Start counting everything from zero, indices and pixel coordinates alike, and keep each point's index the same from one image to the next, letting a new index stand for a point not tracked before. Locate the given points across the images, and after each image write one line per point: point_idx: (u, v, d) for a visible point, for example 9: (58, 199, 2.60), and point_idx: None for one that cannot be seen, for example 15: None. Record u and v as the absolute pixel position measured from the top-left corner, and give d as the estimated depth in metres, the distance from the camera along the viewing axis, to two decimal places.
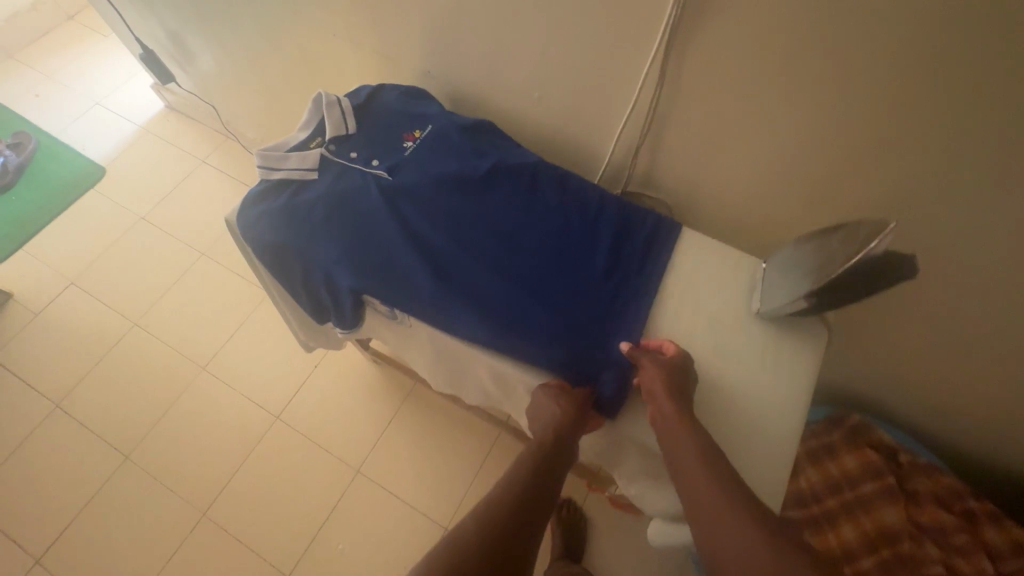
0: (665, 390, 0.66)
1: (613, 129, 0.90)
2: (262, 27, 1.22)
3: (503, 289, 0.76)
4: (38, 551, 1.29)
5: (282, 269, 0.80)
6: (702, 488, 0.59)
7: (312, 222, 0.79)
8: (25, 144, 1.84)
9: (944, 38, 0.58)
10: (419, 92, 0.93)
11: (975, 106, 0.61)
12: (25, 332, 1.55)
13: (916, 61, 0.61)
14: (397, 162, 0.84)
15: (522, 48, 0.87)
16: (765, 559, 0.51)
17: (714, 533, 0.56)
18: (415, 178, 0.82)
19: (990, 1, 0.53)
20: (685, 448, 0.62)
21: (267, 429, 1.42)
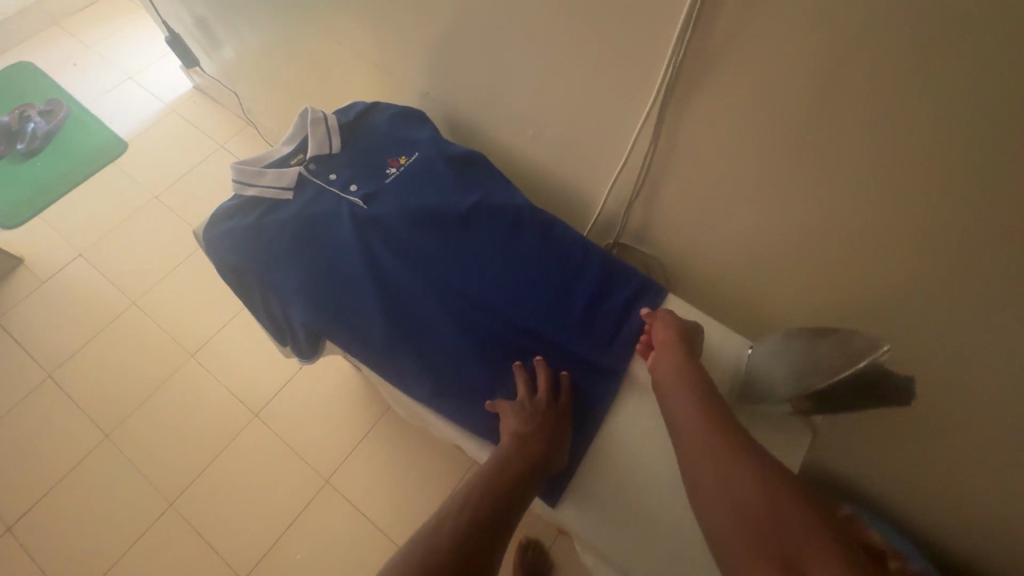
0: (666, 336, 0.68)
1: (608, 177, 0.85)
2: (278, 28, 1.21)
3: (463, 343, 0.72)
4: (12, 516, 1.32)
5: (252, 276, 0.76)
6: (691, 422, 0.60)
7: (276, 247, 0.76)
8: (56, 112, 1.88)
9: (954, 140, 0.52)
10: (412, 113, 0.89)
11: (989, 215, 0.54)
12: (30, 299, 1.58)
13: (921, 158, 0.55)
14: (375, 190, 0.79)
15: (519, 81, 0.83)
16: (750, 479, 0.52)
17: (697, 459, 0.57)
18: (391, 210, 0.78)
19: (1004, 108, 0.47)
20: (679, 388, 0.63)
21: (245, 426, 1.42)
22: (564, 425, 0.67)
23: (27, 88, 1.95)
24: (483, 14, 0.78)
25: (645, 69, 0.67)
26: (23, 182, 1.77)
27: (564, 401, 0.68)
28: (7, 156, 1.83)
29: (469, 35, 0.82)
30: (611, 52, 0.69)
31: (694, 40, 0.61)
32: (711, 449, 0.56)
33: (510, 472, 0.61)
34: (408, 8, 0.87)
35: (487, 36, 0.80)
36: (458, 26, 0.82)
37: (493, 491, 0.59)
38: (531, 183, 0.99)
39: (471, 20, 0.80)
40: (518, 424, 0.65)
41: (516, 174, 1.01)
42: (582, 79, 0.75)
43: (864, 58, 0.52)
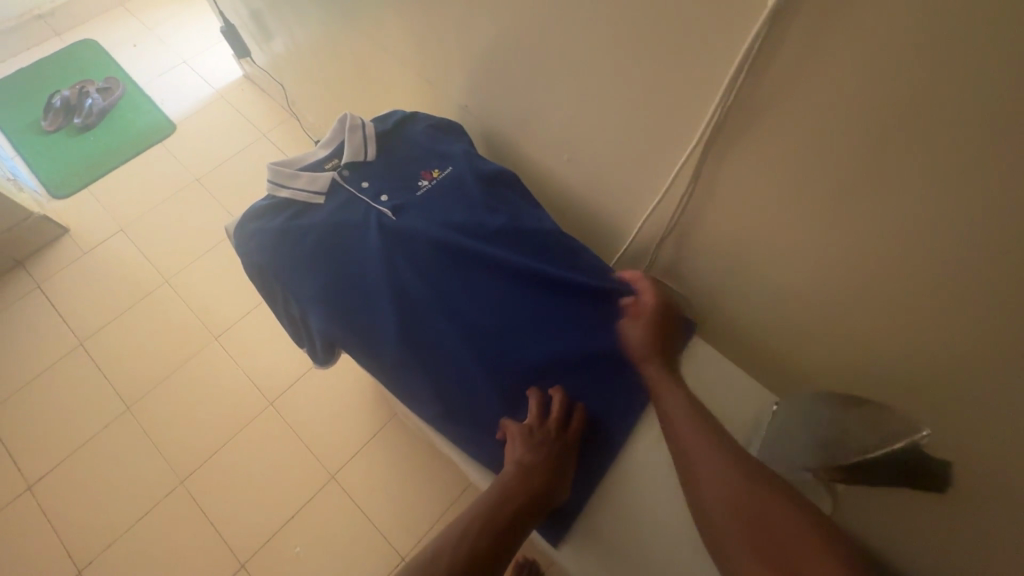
0: (644, 340, 0.70)
1: (643, 210, 0.83)
2: (329, 30, 1.24)
3: (475, 366, 0.71)
4: (32, 478, 1.37)
5: (278, 276, 0.77)
6: (690, 437, 0.60)
7: (301, 251, 0.76)
8: (113, 90, 1.95)
9: (1013, 214, 0.48)
10: (449, 126, 0.88)
11: None
12: (70, 268, 1.64)
13: (976, 229, 0.51)
14: (404, 201, 0.80)
15: (560, 105, 0.82)
16: (753, 501, 0.53)
17: (701, 478, 0.57)
18: (417, 224, 0.77)
19: None
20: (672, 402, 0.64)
21: (259, 413, 1.44)
22: (570, 457, 0.65)
23: (89, 65, 2.03)
24: (531, 36, 0.77)
25: (692, 108, 0.65)
26: (76, 155, 1.84)
27: (573, 433, 0.66)
28: (64, 128, 1.90)
29: (515, 56, 0.82)
30: (657, 88, 0.67)
31: (745, 84, 0.59)
32: (717, 470, 0.57)
33: (511, 502, 0.59)
34: (457, 24, 0.87)
35: (533, 58, 0.80)
36: (505, 47, 0.82)
37: (495, 518, 0.57)
38: (564, 206, 0.98)
39: (518, 41, 0.79)
40: (527, 449, 0.63)
41: (549, 195, 1.00)
42: (624, 111, 0.73)
43: (926, 122, 0.49)
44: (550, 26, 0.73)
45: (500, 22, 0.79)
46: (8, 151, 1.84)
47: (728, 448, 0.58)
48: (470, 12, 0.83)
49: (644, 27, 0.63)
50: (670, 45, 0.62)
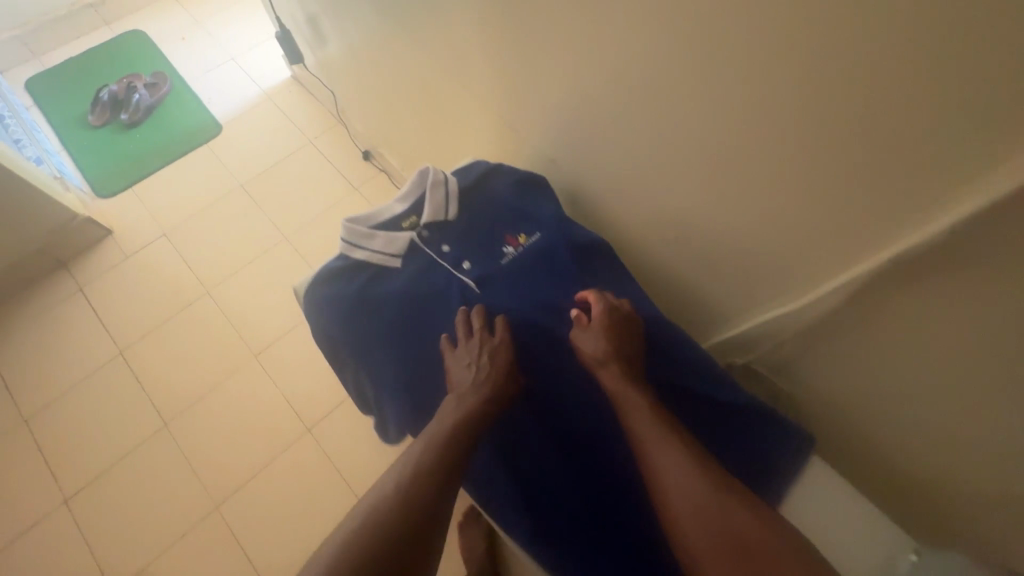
0: (601, 327, 0.67)
1: (772, 297, 0.77)
2: (399, 50, 1.17)
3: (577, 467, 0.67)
4: (68, 491, 1.35)
5: (354, 353, 0.72)
6: (646, 429, 0.60)
7: (381, 324, 0.71)
8: (160, 85, 1.91)
9: None
10: (535, 180, 0.81)
11: None
12: (113, 272, 1.62)
13: None
14: (487, 273, 0.73)
15: (685, 175, 0.75)
16: (705, 498, 0.55)
17: (658, 469, 0.58)
18: (504, 301, 0.71)
19: None
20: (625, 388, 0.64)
21: (297, 438, 1.40)
22: (507, 366, 0.66)
23: (136, 58, 1.99)
24: (662, 102, 0.70)
25: (870, 210, 0.59)
26: (121, 153, 1.81)
27: (503, 340, 0.68)
28: (110, 124, 1.86)
29: (637, 118, 0.75)
30: (825, 183, 0.61)
31: (939, 194, 0.53)
32: (669, 461, 0.58)
33: (447, 460, 0.59)
34: (563, 72, 0.80)
35: (659, 123, 0.73)
36: (626, 106, 0.75)
37: (441, 460, 0.59)
38: (659, 266, 0.92)
39: (645, 104, 0.72)
40: (459, 381, 0.66)
41: (643, 253, 0.93)
42: (770, 196, 0.67)
43: None
44: (692, 99, 0.66)
45: (625, 80, 0.72)
46: (54, 145, 1.81)
47: (688, 448, 0.59)
48: (587, 65, 0.76)
49: (825, 118, 0.56)
50: (837, 143, 0.57)
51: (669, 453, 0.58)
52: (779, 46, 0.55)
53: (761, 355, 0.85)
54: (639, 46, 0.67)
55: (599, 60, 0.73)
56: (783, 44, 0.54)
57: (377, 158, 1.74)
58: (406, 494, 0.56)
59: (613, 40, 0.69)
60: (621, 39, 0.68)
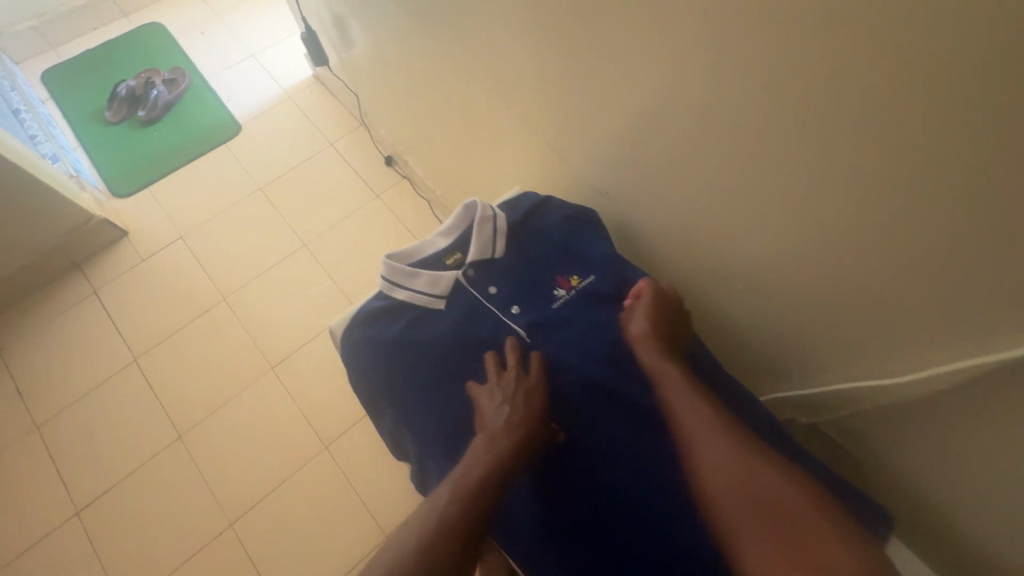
0: (643, 315, 0.68)
1: (850, 351, 0.72)
2: (434, 61, 1.11)
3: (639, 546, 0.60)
4: (80, 503, 1.32)
5: (397, 404, 0.68)
6: (687, 412, 0.61)
7: (424, 373, 0.67)
8: (179, 82, 1.86)
9: None
10: (587, 217, 0.77)
11: None
12: (128, 275, 1.58)
13: None
14: (538, 318, 0.69)
15: (756, 218, 0.70)
16: (744, 474, 0.55)
17: (699, 448, 0.58)
18: (556, 349, 0.68)
19: None
20: (670, 373, 0.64)
21: (314, 455, 1.36)
22: (541, 405, 0.63)
23: (154, 52, 1.94)
24: (738, 141, 0.65)
25: (979, 274, 0.53)
26: (138, 151, 1.76)
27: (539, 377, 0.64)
28: (127, 120, 1.82)
29: (705, 155, 0.70)
30: (915, 242, 0.56)
31: None
32: (709, 441, 0.58)
33: (497, 461, 0.58)
34: (623, 99, 0.75)
35: (731, 163, 0.67)
36: (693, 142, 0.70)
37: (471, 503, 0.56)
38: (711, 305, 0.87)
39: (716, 141, 0.67)
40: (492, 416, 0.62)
41: (697, 289, 0.88)
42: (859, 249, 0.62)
43: None
44: (772, 142, 0.61)
45: (695, 114, 0.67)
46: (70, 141, 1.77)
47: (730, 428, 0.59)
48: (652, 96, 0.70)
49: (935, 176, 0.51)
50: (933, 202, 0.52)
51: (710, 431, 0.58)
52: (889, 99, 0.49)
53: (823, 403, 0.80)
54: (717, 81, 0.62)
55: (667, 92, 0.68)
56: (891, 97, 0.49)
57: (400, 163, 1.69)
58: (438, 529, 0.53)
59: (687, 73, 0.64)
60: (695, 73, 0.63)
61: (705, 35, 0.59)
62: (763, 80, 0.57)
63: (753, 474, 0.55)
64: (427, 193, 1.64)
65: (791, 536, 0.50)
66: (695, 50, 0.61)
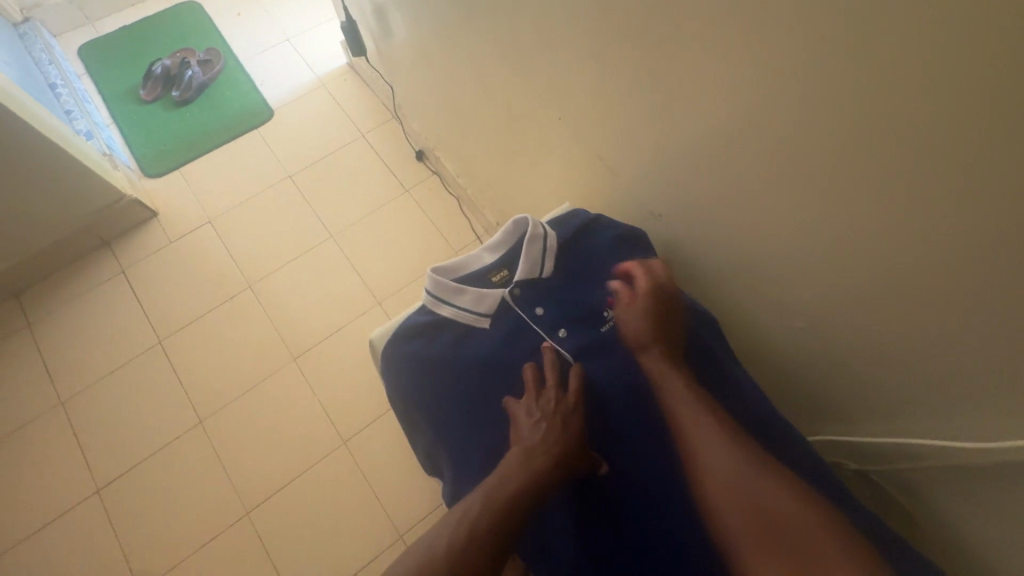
0: (642, 311, 0.66)
1: (917, 403, 0.68)
2: (478, 61, 1.08)
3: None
4: (101, 482, 1.33)
5: (433, 422, 0.68)
6: (686, 414, 0.59)
7: (462, 391, 0.66)
8: (213, 63, 1.85)
9: None
10: (638, 238, 0.76)
11: None
12: (157, 256, 1.59)
13: None
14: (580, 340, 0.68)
15: (827, 258, 0.66)
16: (743, 477, 0.53)
17: (697, 450, 0.56)
18: (597, 373, 0.67)
19: None
20: (671, 374, 0.62)
21: (331, 450, 1.36)
22: (578, 424, 0.61)
23: (190, 32, 1.93)
24: (816, 178, 0.60)
25: None
26: (170, 131, 1.76)
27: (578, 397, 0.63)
28: (160, 99, 1.81)
29: (774, 188, 0.66)
30: (998, 295, 0.52)
31: None
32: (709, 444, 0.56)
33: (526, 478, 0.56)
34: (683, 120, 0.71)
35: (804, 199, 0.63)
36: (763, 173, 0.66)
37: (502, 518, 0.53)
38: (756, 335, 0.84)
39: (791, 175, 0.63)
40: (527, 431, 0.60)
41: (744, 319, 0.85)
42: (944, 304, 0.57)
43: None
44: (858, 184, 0.57)
45: (769, 146, 0.62)
46: (104, 117, 1.77)
47: (732, 431, 0.57)
48: (721, 121, 0.66)
49: None
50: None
51: (709, 434, 0.57)
52: (1001, 150, 0.45)
53: (872, 448, 0.77)
54: (801, 115, 0.57)
55: (740, 119, 0.64)
56: (1007, 151, 0.44)
57: (431, 158, 1.67)
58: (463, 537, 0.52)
59: (766, 102, 0.60)
60: (776, 103, 0.59)
61: (795, 66, 0.54)
62: (857, 119, 0.53)
63: (752, 478, 0.53)
64: (456, 191, 1.62)
65: (791, 545, 0.48)
66: (780, 80, 0.57)
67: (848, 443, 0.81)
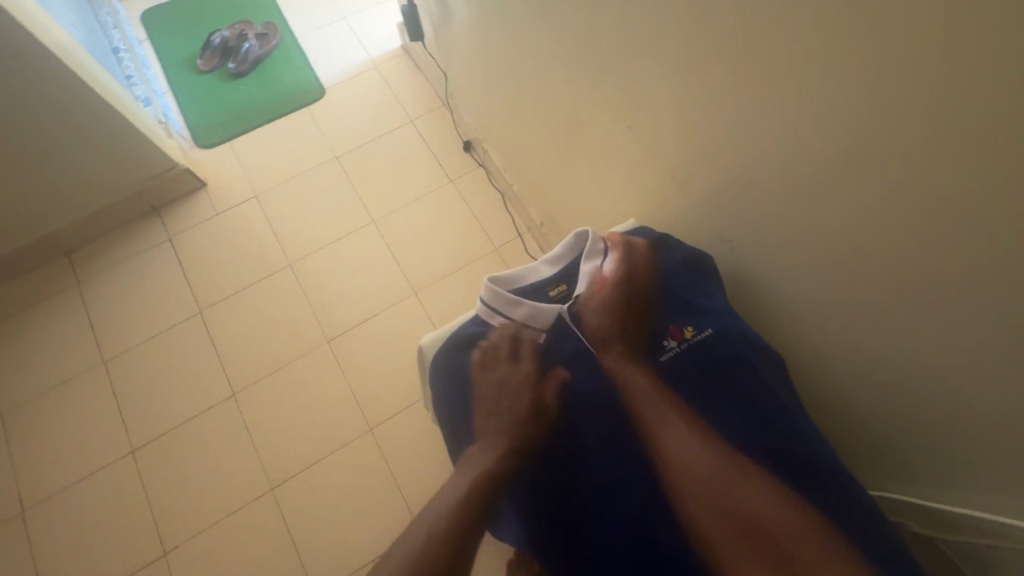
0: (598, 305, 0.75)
1: (1004, 473, 0.63)
2: (545, 57, 1.05)
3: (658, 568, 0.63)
4: (136, 442, 1.37)
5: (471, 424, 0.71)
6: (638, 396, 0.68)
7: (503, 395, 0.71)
8: (270, 38, 1.86)
9: None
10: (705, 266, 0.78)
11: None
12: (203, 227, 1.61)
13: None
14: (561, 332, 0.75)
15: (927, 310, 0.60)
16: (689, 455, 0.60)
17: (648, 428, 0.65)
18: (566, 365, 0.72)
19: None
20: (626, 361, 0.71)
21: (358, 436, 1.36)
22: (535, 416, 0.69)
23: (250, 5, 1.93)
24: (919, 217, 0.56)
25: None
26: (223, 103, 1.77)
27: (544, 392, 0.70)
28: (217, 70, 1.83)
29: (876, 228, 0.60)
30: None
31: None
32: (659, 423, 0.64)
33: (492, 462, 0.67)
34: (770, 140, 0.67)
35: (913, 244, 0.58)
36: (864, 210, 0.60)
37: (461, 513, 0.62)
38: (818, 372, 0.80)
39: (901, 217, 0.57)
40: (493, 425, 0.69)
41: (811, 359, 0.80)
42: None
43: None
44: (974, 232, 0.52)
45: (880, 182, 0.57)
46: (162, 84, 1.80)
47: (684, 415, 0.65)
48: (815, 146, 0.62)
49: None
50: None
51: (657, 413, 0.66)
52: None
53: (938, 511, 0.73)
54: (929, 152, 0.52)
55: (848, 149, 0.59)
56: None
57: (478, 150, 1.64)
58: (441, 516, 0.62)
59: (887, 134, 0.54)
60: (899, 137, 0.53)
61: (931, 98, 0.49)
62: (1004, 165, 0.47)
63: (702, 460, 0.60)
64: (502, 186, 1.59)
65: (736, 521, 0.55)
66: (909, 112, 0.52)
67: (915, 504, 0.76)
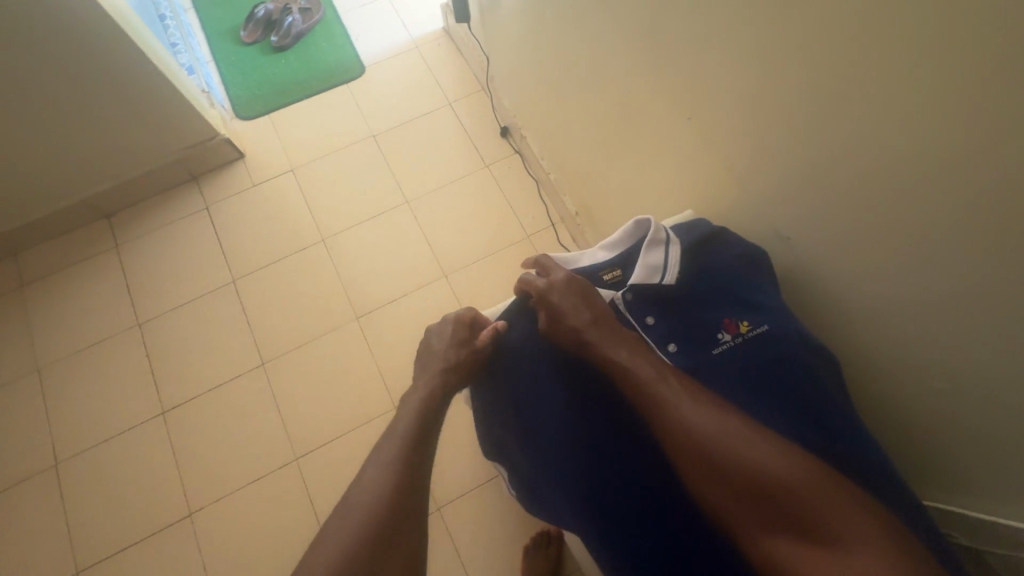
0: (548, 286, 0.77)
1: None
2: (597, 42, 1.03)
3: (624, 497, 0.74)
4: (167, 405, 1.40)
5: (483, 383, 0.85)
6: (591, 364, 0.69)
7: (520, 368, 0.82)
8: (313, 13, 1.86)
9: None
10: (763, 262, 0.77)
11: None
12: (240, 197, 1.63)
13: None
14: (511, 311, 0.86)
15: (988, 320, 0.58)
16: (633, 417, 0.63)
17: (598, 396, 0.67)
18: (515, 338, 0.84)
19: None
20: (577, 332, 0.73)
21: (381, 412, 1.38)
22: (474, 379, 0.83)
23: None
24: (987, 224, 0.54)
25: None
26: (265, 76, 1.78)
27: (490, 360, 0.83)
28: (260, 43, 1.84)
29: (955, 239, 0.57)
30: None
31: None
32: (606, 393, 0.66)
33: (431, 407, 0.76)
34: (833, 137, 0.65)
35: (993, 257, 0.55)
36: (944, 220, 0.57)
37: (411, 454, 0.70)
38: (865, 376, 0.78)
39: (983, 228, 0.54)
40: (430, 384, 0.79)
41: (866, 364, 0.78)
42: None
43: None
44: None
45: (967, 193, 0.54)
46: (205, 54, 1.82)
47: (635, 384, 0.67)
48: (881, 145, 0.60)
49: None
50: None
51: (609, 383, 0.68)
52: None
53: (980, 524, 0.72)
54: (1008, 159, 0.49)
55: (933, 155, 0.55)
56: None
57: (516, 137, 1.63)
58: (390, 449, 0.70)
59: (978, 139, 0.51)
60: (993, 144, 0.50)
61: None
62: None
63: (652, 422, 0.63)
64: (538, 174, 1.58)
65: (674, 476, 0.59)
66: (1007, 116, 0.48)
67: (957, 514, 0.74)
